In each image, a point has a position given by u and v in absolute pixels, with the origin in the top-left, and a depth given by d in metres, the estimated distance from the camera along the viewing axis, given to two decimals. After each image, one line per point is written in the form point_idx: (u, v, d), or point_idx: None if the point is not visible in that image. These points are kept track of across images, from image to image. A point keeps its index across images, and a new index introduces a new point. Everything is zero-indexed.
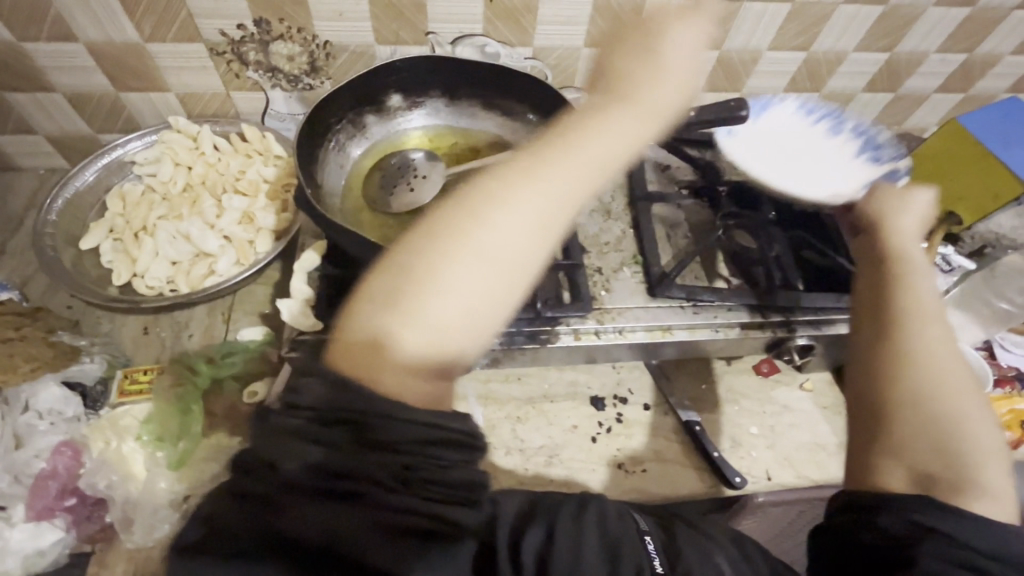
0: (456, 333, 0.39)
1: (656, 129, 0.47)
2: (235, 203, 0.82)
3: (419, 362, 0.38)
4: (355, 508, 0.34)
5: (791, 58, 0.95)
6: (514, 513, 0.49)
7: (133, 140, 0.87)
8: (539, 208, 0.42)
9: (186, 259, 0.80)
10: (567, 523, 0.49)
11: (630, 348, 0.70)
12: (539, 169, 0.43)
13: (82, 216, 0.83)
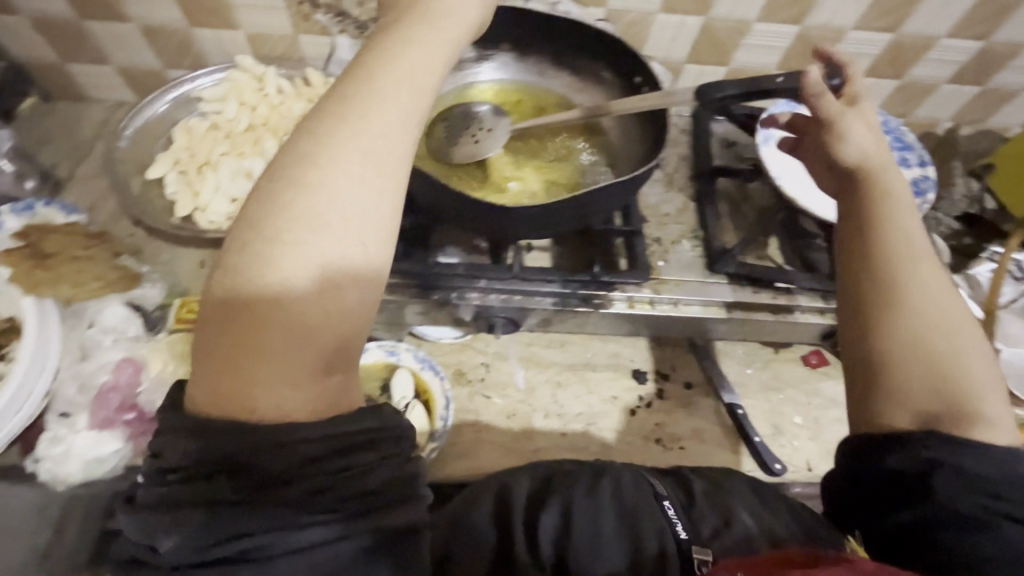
0: (300, 291, 0.36)
1: (433, 34, 0.45)
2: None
3: (258, 331, 0.35)
4: (251, 563, 0.33)
5: (876, 39, 0.89)
6: (529, 494, 0.53)
7: (202, 76, 0.88)
8: (373, 153, 0.39)
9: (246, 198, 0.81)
10: (582, 501, 0.51)
11: (686, 322, 0.69)
12: (361, 113, 0.40)
13: (149, 146, 0.84)
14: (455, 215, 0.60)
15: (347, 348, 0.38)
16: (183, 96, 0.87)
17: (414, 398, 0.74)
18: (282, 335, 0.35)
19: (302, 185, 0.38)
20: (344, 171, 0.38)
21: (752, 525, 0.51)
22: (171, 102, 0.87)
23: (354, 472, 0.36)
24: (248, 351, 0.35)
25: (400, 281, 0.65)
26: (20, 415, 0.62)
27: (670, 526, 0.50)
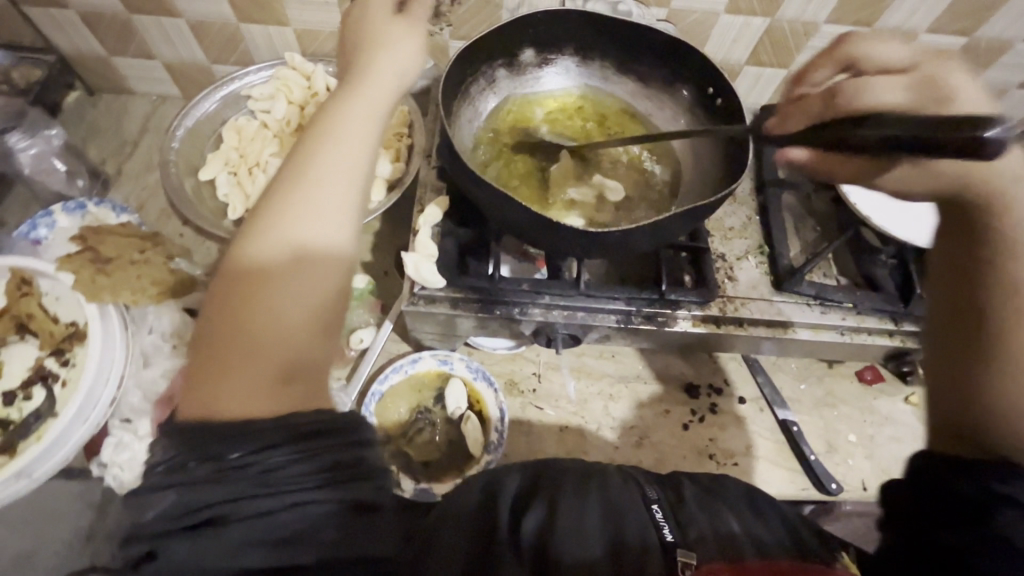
0: (260, 315, 0.40)
1: (381, 78, 0.49)
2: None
3: (225, 353, 0.39)
4: (220, 531, 0.35)
5: (948, 43, 0.85)
6: (517, 487, 0.51)
7: (251, 73, 0.86)
8: (325, 187, 0.44)
9: None
10: (570, 495, 0.50)
11: (749, 341, 0.68)
12: (313, 155, 0.45)
13: (200, 146, 0.84)
14: (525, 233, 0.58)
15: (308, 366, 0.41)
16: (232, 95, 0.86)
17: (467, 408, 0.74)
18: (246, 350, 0.39)
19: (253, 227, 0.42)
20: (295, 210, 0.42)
21: (737, 530, 0.49)
22: (221, 101, 0.85)
23: (320, 445, 0.38)
24: (215, 369, 0.38)
25: (463, 296, 0.64)
26: (88, 424, 0.62)
27: (658, 529, 0.47)
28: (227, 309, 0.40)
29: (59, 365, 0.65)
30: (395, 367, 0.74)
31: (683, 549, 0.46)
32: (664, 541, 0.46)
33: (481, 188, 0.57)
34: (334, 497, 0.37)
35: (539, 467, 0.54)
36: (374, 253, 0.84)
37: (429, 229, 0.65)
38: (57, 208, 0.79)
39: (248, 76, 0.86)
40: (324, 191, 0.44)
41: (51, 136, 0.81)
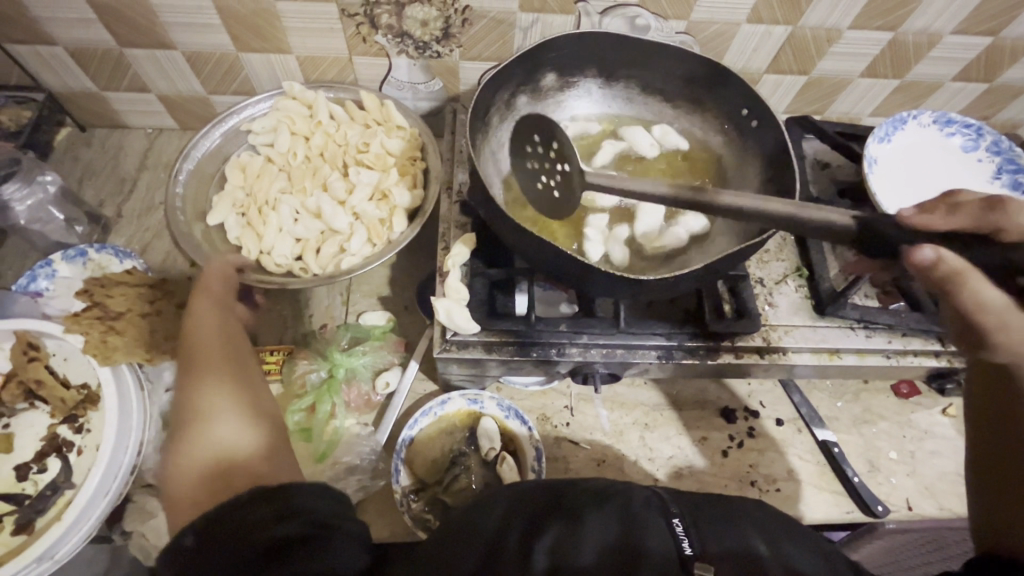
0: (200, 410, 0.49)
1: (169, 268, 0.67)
2: (364, 178, 0.76)
3: (193, 446, 0.46)
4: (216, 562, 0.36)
5: (971, 44, 0.83)
6: (532, 508, 0.43)
7: (249, 106, 0.82)
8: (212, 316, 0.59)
9: (315, 237, 0.75)
10: (592, 512, 0.42)
11: (792, 369, 0.66)
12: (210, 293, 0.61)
13: (205, 189, 0.79)
14: (561, 275, 0.56)
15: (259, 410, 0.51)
16: (233, 131, 0.82)
17: (502, 449, 0.70)
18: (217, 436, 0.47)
19: (189, 366, 0.54)
20: (210, 338, 0.56)
21: (762, 551, 0.40)
22: (222, 139, 0.81)
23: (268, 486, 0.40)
24: (198, 461, 0.45)
25: (497, 339, 0.61)
26: (110, 496, 0.59)
27: (676, 542, 0.40)
28: (178, 432, 0.48)
29: (73, 431, 0.62)
30: (424, 411, 0.70)
31: (702, 565, 0.38)
32: (681, 555, 0.39)
33: (517, 231, 0.54)
34: (280, 532, 0.37)
35: (556, 485, 0.46)
36: (392, 287, 0.81)
37: (456, 270, 0.62)
38: (56, 256, 0.75)
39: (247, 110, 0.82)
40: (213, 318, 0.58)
41: (47, 182, 0.77)
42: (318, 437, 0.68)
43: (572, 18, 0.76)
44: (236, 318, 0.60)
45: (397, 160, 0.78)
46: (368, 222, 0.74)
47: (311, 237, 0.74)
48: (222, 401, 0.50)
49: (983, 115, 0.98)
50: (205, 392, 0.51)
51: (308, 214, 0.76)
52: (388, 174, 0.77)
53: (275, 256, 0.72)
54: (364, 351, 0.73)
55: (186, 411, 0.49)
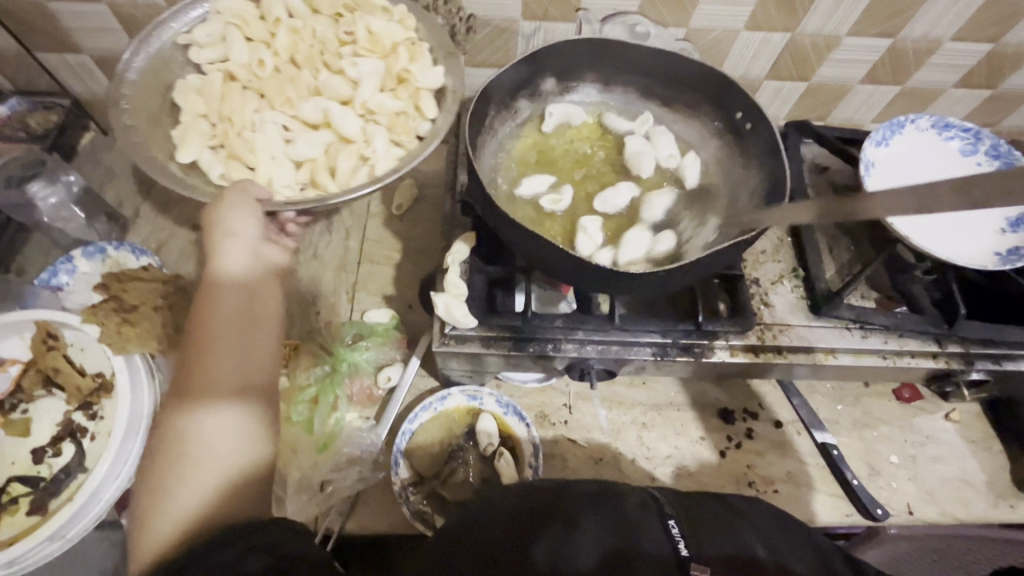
0: (215, 448, 0.41)
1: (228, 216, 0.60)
2: (363, 69, 0.68)
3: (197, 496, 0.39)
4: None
5: (972, 51, 0.84)
6: (528, 511, 0.44)
7: (172, 16, 0.67)
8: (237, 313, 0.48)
9: (322, 153, 0.67)
10: (589, 516, 0.42)
11: (789, 368, 0.66)
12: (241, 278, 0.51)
13: (159, 125, 0.64)
14: (555, 271, 0.57)
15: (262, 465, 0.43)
16: (166, 50, 0.67)
17: (499, 445, 0.72)
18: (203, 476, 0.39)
19: (204, 379, 0.44)
20: (233, 344, 0.46)
21: (761, 555, 0.40)
22: (154, 61, 0.66)
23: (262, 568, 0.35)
24: (187, 506, 0.38)
25: (495, 334, 0.63)
26: (120, 480, 0.61)
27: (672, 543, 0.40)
28: (175, 451, 0.41)
29: (87, 418, 0.65)
30: (424, 406, 0.72)
31: (698, 567, 0.39)
32: (678, 556, 0.39)
33: (513, 228, 0.56)
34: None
35: (554, 487, 0.47)
36: (396, 286, 0.84)
37: (456, 267, 0.64)
38: (77, 253, 0.78)
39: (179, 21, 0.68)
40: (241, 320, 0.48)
41: (70, 182, 0.82)
42: (319, 428, 0.70)
43: (573, 25, 0.78)
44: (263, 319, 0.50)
45: (389, 48, 0.69)
46: (385, 120, 0.67)
47: (318, 153, 0.67)
48: (219, 424, 0.42)
49: (987, 122, 0.98)
50: (211, 398, 0.43)
51: (304, 129, 0.69)
52: (387, 63, 0.68)
53: (281, 184, 0.65)
54: (367, 346, 0.75)
55: (179, 423, 0.42)
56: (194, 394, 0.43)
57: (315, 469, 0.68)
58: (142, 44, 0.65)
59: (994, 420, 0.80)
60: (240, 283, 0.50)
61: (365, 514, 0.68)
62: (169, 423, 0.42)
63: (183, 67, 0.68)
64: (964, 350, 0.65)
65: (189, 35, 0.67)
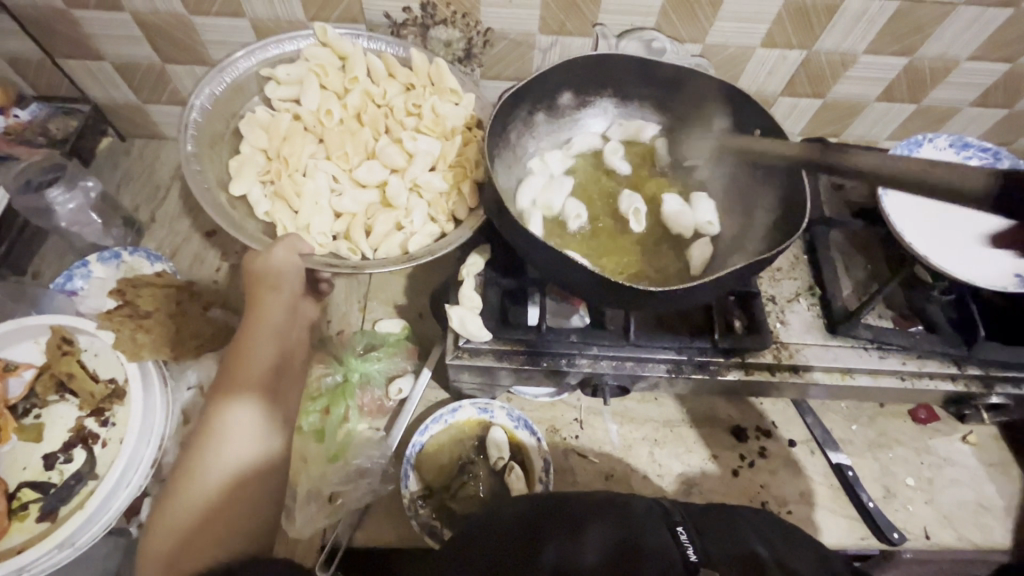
0: (235, 446, 0.47)
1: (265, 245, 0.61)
2: (421, 144, 0.68)
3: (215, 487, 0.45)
4: None
5: (990, 70, 0.84)
6: (532, 510, 0.44)
7: (260, 49, 0.70)
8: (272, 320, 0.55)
9: (361, 212, 0.67)
10: (597, 521, 0.42)
11: (806, 388, 0.66)
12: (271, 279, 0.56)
13: (217, 151, 0.67)
14: (572, 285, 0.57)
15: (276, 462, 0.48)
16: (245, 79, 0.70)
17: (510, 459, 0.71)
18: (235, 479, 0.46)
19: (233, 379, 0.50)
20: (262, 353, 0.52)
21: (764, 556, 0.40)
22: (232, 87, 0.69)
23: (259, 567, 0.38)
24: (208, 494, 0.44)
25: (509, 348, 0.63)
26: (131, 488, 0.61)
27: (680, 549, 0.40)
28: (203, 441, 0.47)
29: (99, 424, 0.65)
30: (435, 417, 0.71)
31: (708, 570, 0.38)
32: (686, 560, 0.39)
33: (530, 242, 0.56)
34: None
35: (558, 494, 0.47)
36: (408, 296, 0.83)
37: (471, 278, 0.64)
38: (93, 258, 0.78)
39: (263, 56, 0.71)
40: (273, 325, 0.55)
41: (88, 188, 0.82)
42: (330, 438, 0.70)
43: (590, 40, 0.78)
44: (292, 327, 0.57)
45: (454, 125, 0.69)
46: (431, 198, 0.67)
47: (359, 210, 0.67)
48: (254, 434, 0.48)
49: (1003, 141, 0.98)
50: (239, 401, 0.49)
51: (351, 184, 0.69)
52: (448, 145, 0.69)
53: (314, 233, 0.64)
54: (379, 357, 0.75)
55: (219, 422, 0.48)
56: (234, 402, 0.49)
57: (325, 479, 0.67)
58: (224, 70, 0.68)
59: (1012, 444, 0.79)
60: (284, 305, 0.56)
61: (374, 526, 0.68)
62: (210, 417, 0.49)
63: (256, 97, 0.71)
64: (984, 372, 0.65)
65: (270, 70, 0.69)
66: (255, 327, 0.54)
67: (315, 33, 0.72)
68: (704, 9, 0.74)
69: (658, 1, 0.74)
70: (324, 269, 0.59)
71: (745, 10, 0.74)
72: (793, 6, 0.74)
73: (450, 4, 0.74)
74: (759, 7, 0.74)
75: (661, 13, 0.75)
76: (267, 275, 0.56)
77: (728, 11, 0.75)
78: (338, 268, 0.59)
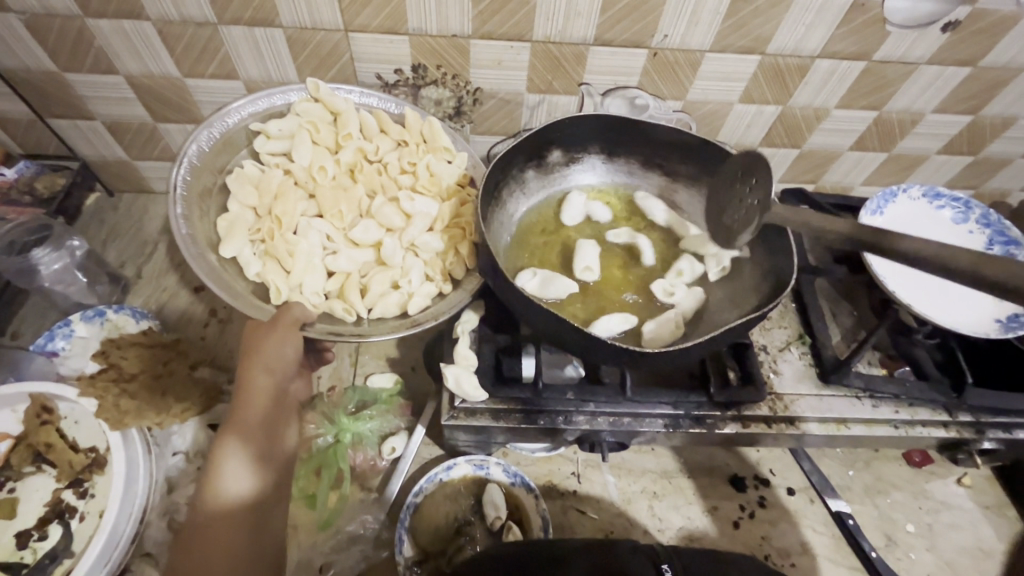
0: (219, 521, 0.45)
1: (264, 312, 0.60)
2: (418, 206, 0.69)
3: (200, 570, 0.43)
4: None
5: (954, 121, 0.88)
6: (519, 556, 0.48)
7: (250, 102, 0.70)
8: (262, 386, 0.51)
9: (356, 271, 0.67)
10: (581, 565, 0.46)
11: (800, 438, 0.66)
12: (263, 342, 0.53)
13: (205, 209, 0.65)
14: (569, 345, 0.57)
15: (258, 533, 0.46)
16: (233, 131, 0.69)
17: (507, 518, 0.69)
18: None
19: (222, 452, 0.48)
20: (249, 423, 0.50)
21: None
22: (221, 140, 0.68)
23: None
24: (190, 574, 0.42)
25: (505, 406, 0.62)
26: (109, 566, 0.58)
27: None
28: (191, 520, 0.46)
29: (77, 496, 0.63)
30: (429, 477, 0.69)
31: None
32: None
33: (527, 303, 0.56)
34: None
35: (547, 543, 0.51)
36: (400, 348, 0.83)
37: (466, 335, 0.65)
38: (75, 316, 0.75)
39: (252, 109, 0.70)
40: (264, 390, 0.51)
41: (75, 247, 0.81)
42: (322, 505, 0.68)
43: (576, 98, 0.81)
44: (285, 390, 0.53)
45: (447, 184, 0.71)
46: (428, 258, 0.68)
47: (354, 270, 0.67)
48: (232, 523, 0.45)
49: (972, 185, 1.02)
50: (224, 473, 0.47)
51: (346, 242, 0.69)
52: (444, 206, 0.70)
53: (307, 293, 0.64)
54: (371, 415, 0.73)
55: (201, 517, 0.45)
56: (218, 502, 0.46)
57: (316, 550, 0.65)
58: (211, 125, 0.67)
59: (1007, 485, 0.79)
60: (276, 388, 0.52)
61: None
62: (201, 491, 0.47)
63: (244, 150, 0.71)
64: (975, 419, 0.65)
65: (261, 125, 0.69)
66: (245, 412, 0.50)
67: (307, 87, 0.72)
68: (685, 69, 0.78)
69: (641, 62, 0.77)
70: (327, 339, 0.59)
71: (723, 70, 0.78)
72: (767, 66, 0.77)
73: (440, 65, 0.76)
74: (736, 67, 0.78)
75: (643, 73, 0.78)
76: (263, 355, 0.52)
77: (707, 71, 0.78)
78: (342, 338, 0.59)
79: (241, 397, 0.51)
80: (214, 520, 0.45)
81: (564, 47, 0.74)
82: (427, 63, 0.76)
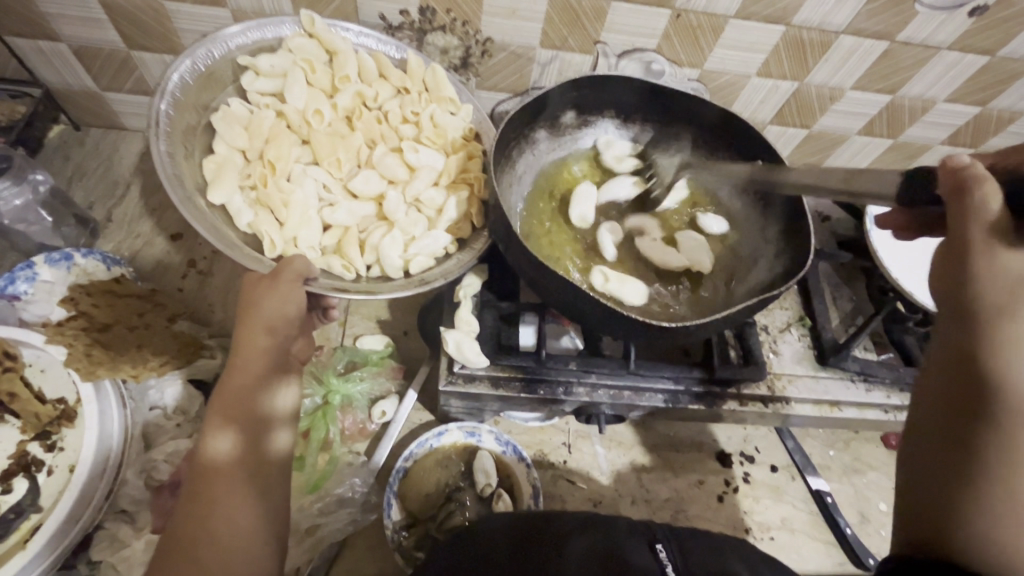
0: (216, 476, 0.44)
1: (255, 259, 0.56)
2: (422, 158, 0.65)
3: (204, 519, 0.42)
4: None
5: (963, 112, 0.88)
6: (511, 532, 0.45)
7: (238, 33, 0.63)
8: (261, 343, 0.48)
9: (355, 225, 0.63)
10: (578, 543, 0.43)
11: (791, 418, 0.66)
12: (259, 298, 0.49)
13: (190, 148, 0.60)
14: (578, 314, 0.55)
15: (264, 486, 0.46)
16: (219, 65, 0.63)
17: (497, 486, 0.68)
18: (217, 527, 0.42)
19: (224, 408, 0.47)
20: (248, 380, 0.48)
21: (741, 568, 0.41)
22: (206, 74, 0.62)
23: None
24: (192, 518, 0.42)
25: (505, 375, 0.60)
26: (81, 525, 0.55)
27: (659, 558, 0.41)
28: (194, 470, 0.45)
29: (44, 450, 0.59)
30: (419, 442, 0.68)
31: None
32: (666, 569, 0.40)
33: (535, 266, 0.54)
34: None
35: (534, 517, 0.48)
36: (390, 310, 0.80)
37: (466, 300, 0.62)
38: (39, 258, 0.69)
39: (240, 41, 0.64)
40: (263, 346, 0.49)
41: (38, 182, 0.74)
42: (310, 467, 0.66)
43: (589, 58, 0.77)
44: (284, 345, 0.50)
45: (453, 137, 0.67)
46: (432, 215, 0.65)
47: (353, 223, 0.63)
48: (234, 476, 0.44)
49: None
50: (223, 428, 0.46)
51: (344, 193, 0.65)
52: (450, 159, 0.66)
53: (302, 246, 0.59)
54: (361, 377, 0.72)
55: (202, 471, 0.45)
56: (216, 455, 0.45)
57: (303, 512, 0.63)
58: (195, 55, 0.61)
59: None
60: (277, 346, 0.49)
61: (354, 560, 0.64)
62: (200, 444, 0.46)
63: (230, 88, 0.65)
64: None
65: (250, 60, 0.63)
66: (244, 370, 0.48)
67: (300, 22, 0.66)
68: (706, 35, 0.74)
69: (662, 24, 0.73)
70: (332, 296, 0.56)
71: (744, 40, 0.75)
72: (790, 39, 0.75)
73: (449, 10, 0.71)
74: (758, 37, 0.74)
75: (664, 36, 0.74)
76: (263, 312, 0.49)
77: (728, 39, 0.75)
78: (349, 294, 0.56)
79: (238, 356, 0.48)
80: (212, 472, 0.44)
81: (585, 0, 0.69)
82: (436, 6, 0.71)
